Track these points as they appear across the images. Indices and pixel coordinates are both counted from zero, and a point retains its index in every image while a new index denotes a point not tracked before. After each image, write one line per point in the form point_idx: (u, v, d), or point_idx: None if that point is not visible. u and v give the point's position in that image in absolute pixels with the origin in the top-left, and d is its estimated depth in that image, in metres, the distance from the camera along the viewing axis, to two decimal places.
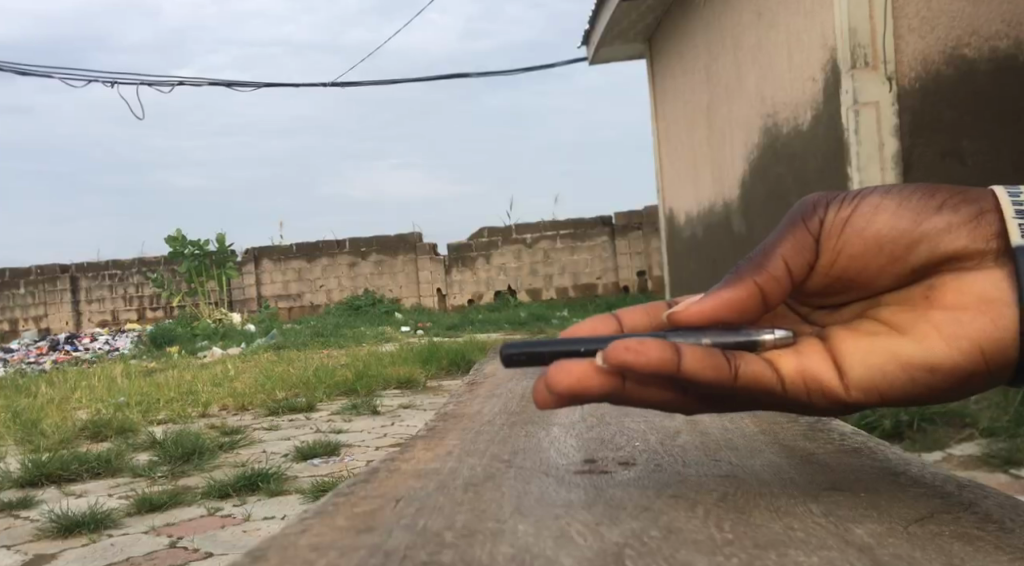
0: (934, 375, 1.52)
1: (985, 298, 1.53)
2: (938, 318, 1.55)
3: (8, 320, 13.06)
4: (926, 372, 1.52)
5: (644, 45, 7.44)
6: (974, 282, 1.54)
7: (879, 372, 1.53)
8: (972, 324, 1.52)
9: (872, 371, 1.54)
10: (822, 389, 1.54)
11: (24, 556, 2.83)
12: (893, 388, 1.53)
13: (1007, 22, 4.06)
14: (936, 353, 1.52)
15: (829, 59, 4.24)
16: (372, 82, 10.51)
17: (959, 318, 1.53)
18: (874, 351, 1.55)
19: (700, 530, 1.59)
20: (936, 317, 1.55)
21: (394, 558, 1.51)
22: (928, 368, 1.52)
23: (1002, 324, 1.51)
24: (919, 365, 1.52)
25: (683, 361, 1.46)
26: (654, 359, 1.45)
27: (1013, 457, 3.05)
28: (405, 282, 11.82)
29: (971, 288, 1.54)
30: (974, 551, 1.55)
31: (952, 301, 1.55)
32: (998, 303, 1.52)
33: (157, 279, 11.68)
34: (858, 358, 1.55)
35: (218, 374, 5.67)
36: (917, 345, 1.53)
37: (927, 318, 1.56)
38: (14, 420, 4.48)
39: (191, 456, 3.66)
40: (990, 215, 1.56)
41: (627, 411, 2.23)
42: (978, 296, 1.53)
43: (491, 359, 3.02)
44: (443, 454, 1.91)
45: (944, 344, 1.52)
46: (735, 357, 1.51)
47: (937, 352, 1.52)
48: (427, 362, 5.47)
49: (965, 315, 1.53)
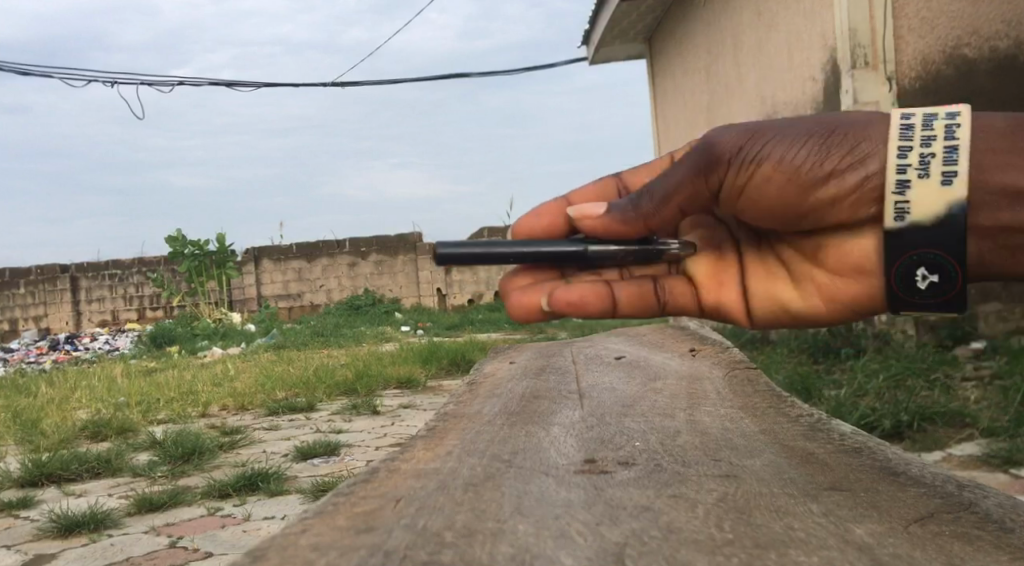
0: (813, 320, 1.86)
1: (858, 266, 1.79)
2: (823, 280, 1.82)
3: (8, 320, 13.04)
4: (804, 309, 1.86)
5: (644, 45, 7.45)
6: (851, 249, 1.78)
7: (773, 312, 1.88)
8: (848, 288, 1.82)
9: (769, 310, 1.88)
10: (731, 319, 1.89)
11: (24, 556, 2.83)
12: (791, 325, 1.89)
13: (1007, 22, 4.04)
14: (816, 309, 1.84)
15: (829, 59, 4.26)
16: (372, 81, 10.50)
17: (835, 278, 1.82)
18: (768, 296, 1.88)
19: (700, 530, 1.59)
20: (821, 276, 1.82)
21: (395, 558, 1.51)
22: (810, 317, 1.86)
23: (869, 288, 1.79)
24: (795, 311, 1.87)
25: (616, 297, 1.82)
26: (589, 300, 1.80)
27: (1013, 457, 3.05)
28: (405, 282, 11.80)
29: (848, 253, 1.79)
30: (974, 551, 1.56)
31: (832, 261, 1.81)
32: (868, 273, 1.78)
33: (157, 279, 11.81)
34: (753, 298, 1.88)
35: (218, 374, 5.67)
36: (803, 302, 1.86)
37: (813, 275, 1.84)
38: (15, 419, 4.48)
39: (191, 456, 3.65)
40: (878, 177, 1.72)
41: (628, 411, 2.23)
42: (855, 261, 1.79)
43: (491, 358, 3.02)
44: (443, 454, 1.91)
45: (820, 302, 1.84)
46: (663, 290, 1.86)
47: (813, 308, 1.85)
48: (427, 362, 5.47)
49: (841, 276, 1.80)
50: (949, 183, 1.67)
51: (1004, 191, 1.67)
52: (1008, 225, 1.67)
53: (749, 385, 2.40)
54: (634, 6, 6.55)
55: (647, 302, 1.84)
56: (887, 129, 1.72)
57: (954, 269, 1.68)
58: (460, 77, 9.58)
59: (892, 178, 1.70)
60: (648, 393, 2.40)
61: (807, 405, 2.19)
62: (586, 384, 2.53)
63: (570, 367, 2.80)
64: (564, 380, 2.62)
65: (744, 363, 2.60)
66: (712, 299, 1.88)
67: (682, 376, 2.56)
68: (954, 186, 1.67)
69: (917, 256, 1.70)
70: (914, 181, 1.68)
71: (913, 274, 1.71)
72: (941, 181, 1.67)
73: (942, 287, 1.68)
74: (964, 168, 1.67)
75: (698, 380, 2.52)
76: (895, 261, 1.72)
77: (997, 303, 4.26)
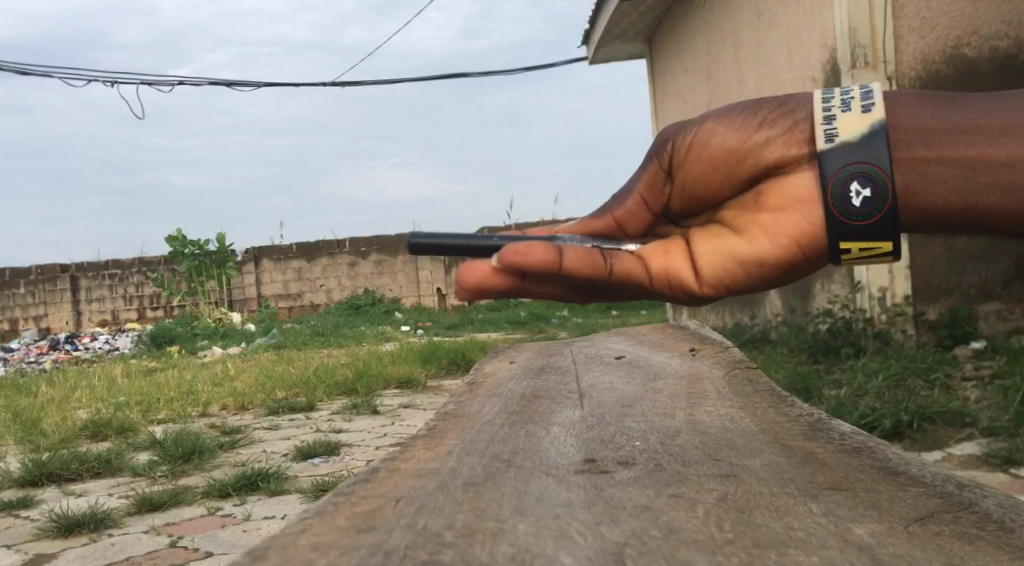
0: (763, 270, 1.60)
1: (798, 198, 1.58)
2: (764, 219, 1.60)
3: (8, 320, 13.04)
4: (756, 266, 1.60)
5: (644, 45, 7.44)
6: (790, 183, 1.59)
7: (725, 273, 1.61)
8: (790, 223, 1.58)
9: (718, 267, 1.61)
10: (680, 286, 1.62)
11: (24, 556, 2.83)
12: (745, 287, 1.62)
13: (1007, 22, 4.07)
14: (763, 253, 1.59)
15: (829, 59, 4.26)
16: (373, 81, 10.48)
17: (778, 217, 1.59)
18: (717, 254, 1.62)
19: (700, 530, 1.59)
20: (761, 218, 1.60)
21: (394, 558, 1.51)
22: (761, 265, 1.60)
23: (813, 220, 1.57)
24: (751, 262, 1.60)
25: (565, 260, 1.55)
26: (541, 261, 1.53)
27: (1013, 457, 3.05)
28: (405, 282, 11.80)
29: (789, 188, 1.59)
30: (974, 551, 1.56)
31: (773, 201, 1.60)
32: (808, 203, 1.57)
33: (156, 279, 12.05)
34: (701, 256, 1.62)
35: (218, 374, 5.67)
36: (749, 247, 1.60)
37: (754, 220, 1.61)
38: (14, 419, 4.48)
39: (191, 456, 3.65)
40: (808, 123, 1.59)
41: (628, 411, 2.22)
42: (794, 196, 1.58)
43: (491, 358, 3.02)
44: (443, 454, 1.91)
45: (769, 243, 1.59)
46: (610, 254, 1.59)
47: (762, 250, 1.59)
48: (427, 362, 5.47)
49: (782, 213, 1.59)
50: (870, 109, 1.55)
51: (920, 127, 1.55)
52: (927, 158, 1.53)
53: (749, 384, 2.40)
54: (634, 6, 6.54)
55: (596, 269, 1.57)
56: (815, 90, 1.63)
57: (886, 191, 1.53)
58: (460, 77, 9.58)
59: (817, 113, 1.58)
60: (648, 392, 2.40)
61: (808, 405, 2.19)
62: (586, 384, 2.53)
63: (570, 367, 2.80)
64: (564, 380, 2.62)
65: (744, 362, 2.60)
66: (657, 266, 1.61)
67: (682, 376, 2.56)
68: (875, 112, 1.55)
69: (847, 175, 1.54)
70: (838, 110, 1.57)
71: (847, 195, 1.54)
72: (862, 109, 1.56)
73: (874, 204, 1.53)
74: (885, 101, 1.57)
75: (698, 380, 2.52)
76: (828, 186, 1.54)
77: (997, 302, 4.26)
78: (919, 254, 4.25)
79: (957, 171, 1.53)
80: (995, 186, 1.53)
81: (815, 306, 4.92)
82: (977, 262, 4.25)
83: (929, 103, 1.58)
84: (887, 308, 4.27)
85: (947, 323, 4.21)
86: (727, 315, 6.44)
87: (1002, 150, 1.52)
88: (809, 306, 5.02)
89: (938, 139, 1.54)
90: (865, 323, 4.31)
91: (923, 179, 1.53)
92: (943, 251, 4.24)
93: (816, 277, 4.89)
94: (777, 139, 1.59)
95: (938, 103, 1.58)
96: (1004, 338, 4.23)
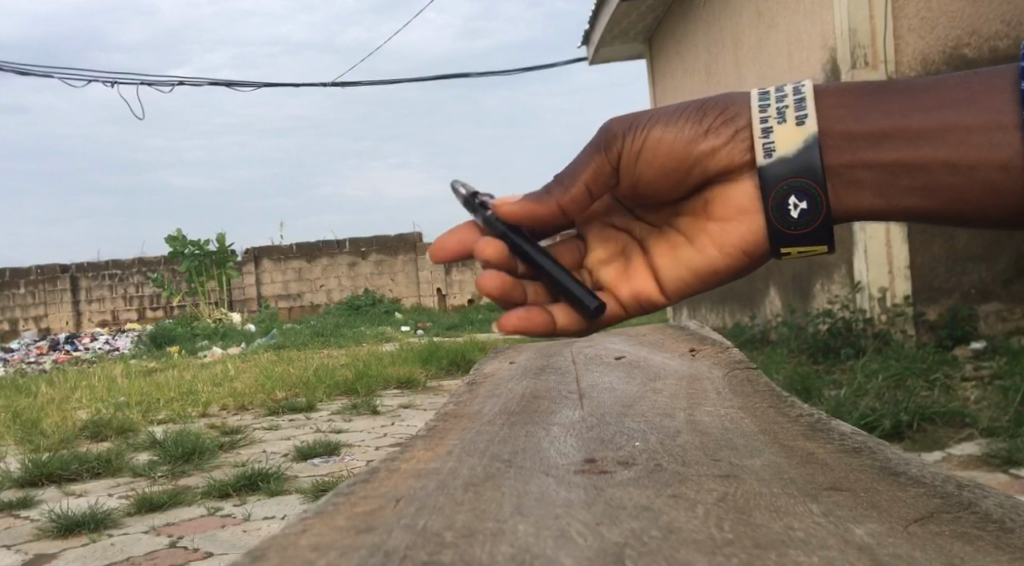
0: (719, 275, 1.88)
1: (742, 206, 1.84)
2: (714, 229, 1.87)
3: (8, 320, 13.04)
4: (710, 274, 1.88)
5: (644, 45, 7.44)
6: (732, 193, 1.85)
7: (683, 279, 1.89)
8: (736, 233, 1.85)
9: (676, 276, 1.89)
10: (647, 301, 1.90)
11: (24, 556, 2.83)
12: (696, 292, 1.90)
13: (1007, 22, 4.07)
14: (713, 260, 1.87)
15: (829, 59, 4.26)
16: (374, 81, 10.45)
17: (726, 227, 1.86)
18: (677, 264, 1.89)
19: (700, 530, 1.59)
20: (710, 227, 1.87)
21: (394, 558, 1.51)
22: (712, 270, 1.87)
23: (756, 227, 1.83)
24: (704, 270, 1.88)
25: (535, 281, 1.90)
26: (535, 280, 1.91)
27: (1013, 457, 3.05)
28: (405, 282, 11.82)
29: (732, 198, 1.85)
30: (974, 551, 1.56)
31: (721, 209, 1.86)
32: (751, 212, 1.84)
33: (156, 279, 11.88)
34: (661, 270, 1.90)
35: (218, 374, 5.67)
36: (700, 255, 1.88)
37: (705, 227, 1.88)
38: (14, 419, 4.48)
39: (191, 456, 3.65)
40: (747, 130, 1.82)
41: (628, 411, 2.23)
42: (738, 204, 1.85)
43: (491, 358, 3.03)
44: (443, 453, 1.91)
45: (718, 252, 1.86)
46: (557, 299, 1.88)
47: (714, 258, 1.87)
48: (427, 362, 5.47)
49: (730, 224, 1.85)
50: (804, 122, 1.76)
51: (848, 133, 1.76)
52: (853, 163, 1.76)
53: (749, 385, 2.40)
54: (634, 6, 6.54)
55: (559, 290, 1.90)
56: (753, 94, 1.84)
57: (820, 201, 1.77)
58: (459, 77, 9.58)
59: (756, 124, 1.80)
60: (648, 392, 2.40)
61: (808, 405, 2.19)
62: (586, 384, 2.53)
63: (570, 367, 2.80)
64: (564, 380, 2.62)
65: (744, 362, 2.60)
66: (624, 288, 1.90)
67: (682, 376, 2.56)
68: (808, 125, 1.76)
69: (785, 189, 1.78)
70: (774, 122, 1.78)
71: (786, 207, 1.79)
72: (796, 122, 1.77)
73: (809, 215, 1.78)
74: (819, 113, 1.77)
75: (699, 380, 2.52)
76: (768, 198, 1.79)
77: (997, 302, 4.27)
78: (920, 253, 4.24)
79: (879, 173, 1.75)
80: (911, 185, 1.75)
81: (814, 306, 4.92)
82: (977, 262, 4.26)
83: (860, 105, 1.77)
84: (886, 308, 4.23)
85: (946, 323, 4.22)
86: (726, 314, 6.43)
87: (918, 155, 1.73)
88: (809, 306, 5.02)
89: (862, 144, 1.75)
90: (865, 323, 4.25)
91: (847, 183, 1.77)
92: (943, 251, 4.24)
93: (816, 277, 4.89)
94: (722, 149, 1.82)
95: (865, 106, 1.76)
96: (1004, 338, 4.24)
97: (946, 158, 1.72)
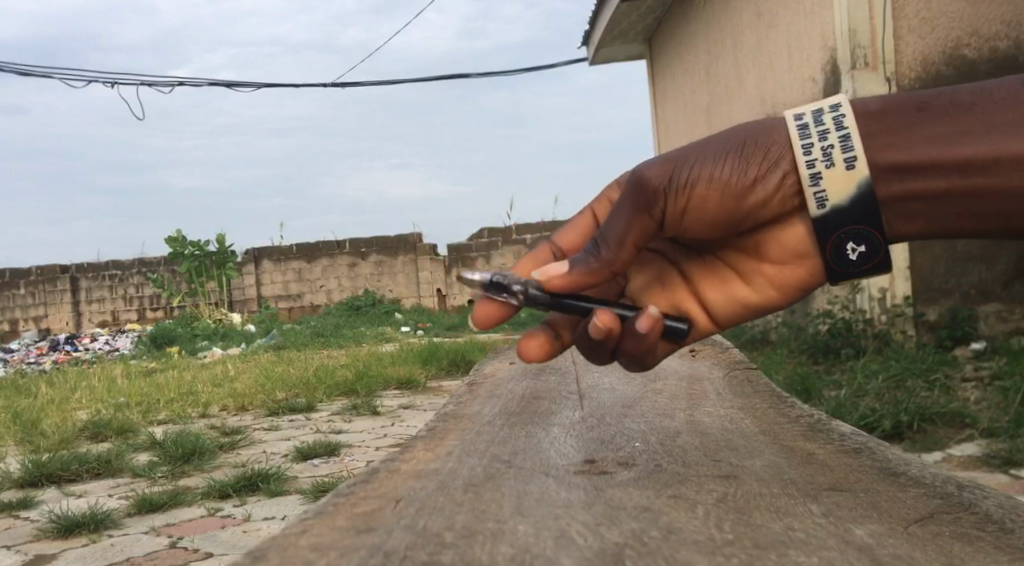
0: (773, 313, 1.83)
1: (797, 252, 1.76)
2: (769, 272, 1.80)
3: (8, 320, 13.04)
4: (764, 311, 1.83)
5: (644, 45, 7.43)
6: (787, 236, 1.75)
7: (737, 316, 1.84)
8: (792, 275, 1.78)
9: (729, 314, 1.85)
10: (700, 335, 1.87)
11: (24, 556, 2.84)
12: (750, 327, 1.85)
13: (1007, 22, 4.08)
14: (770, 302, 1.81)
15: (829, 59, 4.24)
16: (374, 81, 10.44)
17: (782, 270, 1.79)
18: (727, 297, 1.85)
19: (700, 530, 1.59)
20: (764, 267, 1.80)
21: (395, 558, 1.51)
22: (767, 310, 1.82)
23: (813, 272, 1.76)
24: (757, 308, 1.83)
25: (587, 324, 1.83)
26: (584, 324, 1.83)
27: (1013, 457, 3.06)
28: (405, 282, 11.79)
29: (786, 242, 1.76)
30: (974, 552, 1.56)
31: (774, 253, 1.77)
32: (808, 258, 1.75)
33: (156, 279, 11.90)
34: (712, 305, 1.86)
35: (218, 374, 5.67)
36: (755, 292, 1.83)
37: (757, 267, 1.81)
38: (15, 419, 4.48)
39: (191, 456, 3.65)
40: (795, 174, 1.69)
41: (628, 411, 2.23)
42: (794, 250, 1.76)
43: (491, 358, 3.03)
44: (443, 454, 1.91)
45: (774, 291, 1.80)
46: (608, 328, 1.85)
47: (768, 298, 1.81)
48: (427, 362, 5.48)
49: (786, 268, 1.78)
50: (853, 166, 1.64)
51: (895, 164, 1.64)
52: (904, 194, 1.66)
53: (749, 385, 2.41)
54: (634, 7, 6.54)
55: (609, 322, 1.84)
56: (790, 121, 1.69)
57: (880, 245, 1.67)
58: (459, 77, 9.58)
59: (802, 168, 1.66)
60: (648, 393, 2.40)
61: (807, 405, 2.19)
62: (586, 384, 2.53)
63: (569, 367, 2.80)
64: (565, 379, 2.62)
65: (744, 363, 2.61)
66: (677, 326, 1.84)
67: (682, 376, 2.57)
68: (858, 169, 1.64)
69: (844, 236, 1.68)
70: (823, 166, 1.65)
71: (844, 252, 1.69)
72: (846, 166, 1.65)
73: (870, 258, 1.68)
74: (864, 147, 1.65)
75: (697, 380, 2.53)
76: (825, 246, 1.69)
77: (998, 303, 4.27)
78: (920, 255, 4.23)
79: (933, 204, 1.65)
80: (965, 211, 1.66)
81: (815, 308, 4.90)
82: (977, 263, 4.25)
83: (906, 131, 1.65)
84: (886, 309, 4.25)
85: (947, 323, 4.22)
86: None
87: (971, 182, 1.63)
88: (809, 307, 5.03)
89: (914, 174, 1.64)
90: (865, 323, 4.29)
91: (903, 216, 1.68)
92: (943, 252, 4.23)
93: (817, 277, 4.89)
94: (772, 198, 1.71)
95: (909, 131, 1.65)
96: (1005, 339, 4.23)
97: (1000, 185, 1.62)
